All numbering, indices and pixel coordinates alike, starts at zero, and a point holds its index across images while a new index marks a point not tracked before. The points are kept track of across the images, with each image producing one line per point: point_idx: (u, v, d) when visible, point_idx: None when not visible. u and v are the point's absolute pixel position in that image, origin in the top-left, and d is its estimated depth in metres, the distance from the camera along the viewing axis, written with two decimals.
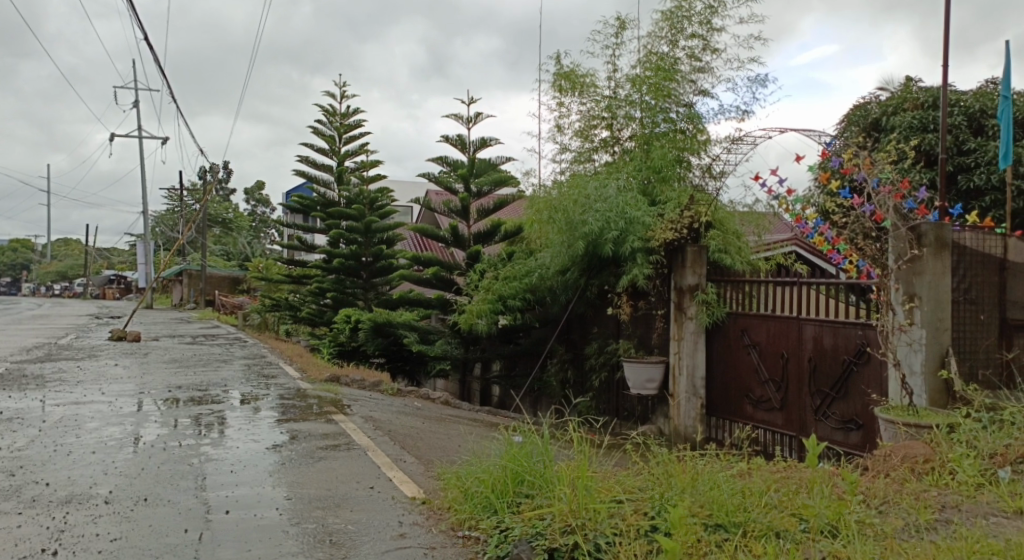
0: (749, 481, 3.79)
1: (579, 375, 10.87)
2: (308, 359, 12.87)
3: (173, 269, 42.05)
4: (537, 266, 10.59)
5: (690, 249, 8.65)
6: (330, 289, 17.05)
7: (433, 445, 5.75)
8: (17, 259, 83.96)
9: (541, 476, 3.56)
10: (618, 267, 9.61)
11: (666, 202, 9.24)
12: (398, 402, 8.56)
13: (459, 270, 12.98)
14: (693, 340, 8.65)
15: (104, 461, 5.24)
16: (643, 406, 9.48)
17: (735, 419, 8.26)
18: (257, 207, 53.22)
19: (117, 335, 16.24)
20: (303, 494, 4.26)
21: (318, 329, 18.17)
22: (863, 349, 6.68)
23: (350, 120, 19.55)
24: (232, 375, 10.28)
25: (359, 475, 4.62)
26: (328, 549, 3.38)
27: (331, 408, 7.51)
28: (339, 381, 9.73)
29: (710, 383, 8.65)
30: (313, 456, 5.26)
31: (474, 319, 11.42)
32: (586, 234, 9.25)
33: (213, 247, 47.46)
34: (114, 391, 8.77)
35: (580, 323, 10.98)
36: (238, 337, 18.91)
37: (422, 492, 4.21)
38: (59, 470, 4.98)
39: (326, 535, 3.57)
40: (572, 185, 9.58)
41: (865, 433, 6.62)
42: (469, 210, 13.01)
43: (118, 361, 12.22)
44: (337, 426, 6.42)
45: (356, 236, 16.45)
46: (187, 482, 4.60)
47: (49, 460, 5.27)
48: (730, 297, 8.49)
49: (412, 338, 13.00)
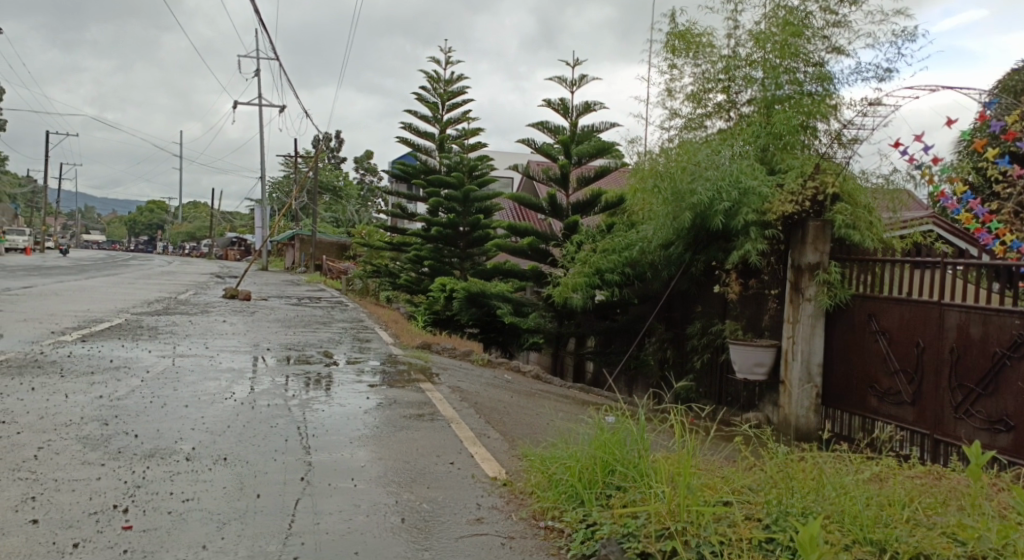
0: (886, 491, 3.22)
1: (679, 355, 10.27)
2: (404, 325, 12.84)
3: (286, 234, 43.77)
4: (639, 239, 10.01)
5: (812, 224, 7.86)
6: (428, 257, 17.11)
7: (522, 422, 5.41)
8: (150, 220, 90.18)
9: (636, 467, 3.11)
10: (729, 241, 8.91)
11: (787, 171, 8.44)
12: (489, 373, 8.28)
13: (555, 241, 12.52)
14: (811, 323, 7.91)
15: (194, 415, 5.19)
16: (750, 393, 8.81)
17: (857, 412, 7.50)
18: (366, 176, 54.54)
19: (228, 293, 16.82)
20: (381, 466, 3.99)
21: (417, 297, 18.25)
22: (1020, 341, 5.80)
23: (455, 87, 19.38)
24: (329, 337, 10.32)
25: (439, 450, 4.31)
26: (397, 530, 3.06)
27: (420, 375, 7.32)
28: (431, 349, 9.57)
29: (829, 371, 7.90)
30: (395, 425, 5.01)
31: (570, 292, 10.97)
32: (695, 205, 8.58)
33: (324, 214, 49.02)
34: (216, 346, 8.94)
35: (682, 301, 10.35)
36: (340, 300, 19.27)
37: (504, 472, 3.86)
38: (150, 422, 4.96)
39: (398, 512, 3.27)
40: (682, 151, 8.93)
41: (1017, 437, 5.79)
42: (570, 178, 12.51)
43: (226, 317, 12.59)
44: (423, 395, 6.17)
45: (454, 204, 16.23)
46: (266, 444, 4.43)
47: (143, 411, 5.28)
48: (857, 278, 7.67)
49: (506, 309, 12.68)
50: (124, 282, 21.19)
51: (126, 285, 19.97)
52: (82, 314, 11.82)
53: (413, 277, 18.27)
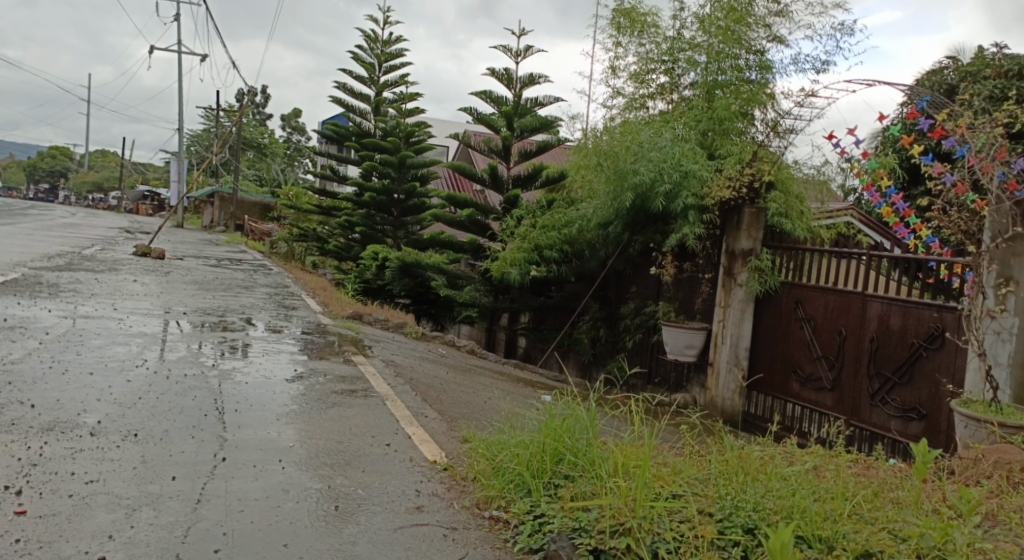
0: (826, 483, 3.25)
1: (612, 335, 10.34)
2: (332, 294, 12.46)
3: (205, 190, 41.95)
4: (579, 217, 10.02)
5: (748, 210, 7.98)
6: (360, 224, 16.64)
7: (461, 401, 5.28)
8: (55, 167, 84.76)
9: (586, 457, 3.03)
10: (667, 224, 8.96)
11: (726, 157, 8.53)
12: (422, 347, 8.11)
13: (495, 214, 12.34)
14: (740, 308, 8.05)
15: (100, 385, 4.82)
16: (679, 374, 8.94)
17: (777, 397, 7.68)
18: (293, 134, 52.70)
19: (142, 251, 15.94)
20: (310, 446, 3.78)
21: (345, 264, 17.79)
22: (937, 334, 6.04)
23: (392, 48, 18.80)
24: (252, 303, 9.88)
25: (374, 430, 4.14)
26: (327, 519, 2.88)
27: (352, 347, 7.07)
28: (361, 320, 9.29)
29: (754, 355, 8.06)
30: (326, 401, 4.77)
31: (507, 268, 10.85)
32: (636, 185, 8.57)
33: (247, 171, 47.15)
34: (128, 308, 8.40)
35: (618, 281, 10.40)
36: (263, 263, 18.58)
37: (444, 455, 3.72)
38: (50, 391, 4.57)
39: (329, 498, 3.09)
40: (624, 130, 8.87)
41: (928, 425, 6.05)
42: (511, 150, 12.33)
43: (137, 277, 11.89)
44: (356, 369, 5.94)
45: (388, 170, 15.80)
46: (183, 419, 4.14)
47: (42, 378, 4.87)
48: (786, 265, 7.82)
49: (441, 282, 12.47)
50: (22, 234, 19.75)
51: (25, 237, 18.62)
52: None
53: (343, 244, 17.78)
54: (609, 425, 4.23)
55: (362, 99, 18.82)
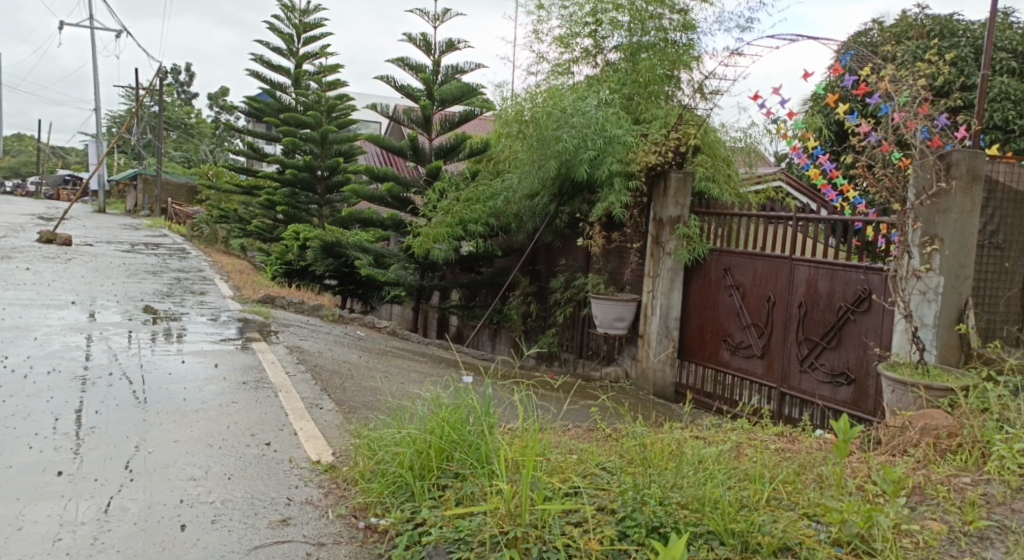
0: (745, 464, 2.99)
1: (543, 309, 10.05)
2: (249, 277, 11.79)
3: (126, 172, 39.96)
4: (503, 188, 9.65)
5: (674, 175, 7.70)
6: (281, 203, 15.88)
7: (366, 389, 4.87)
8: None
9: (477, 453, 2.69)
10: (594, 192, 8.67)
11: (650, 121, 8.27)
12: (338, 330, 7.64)
13: (417, 187, 11.84)
14: (670, 277, 7.82)
15: None
16: (610, 346, 8.71)
17: (707, 366, 7.49)
18: (221, 113, 50.55)
19: (45, 237, 14.85)
20: (172, 450, 3.29)
21: (270, 245, 17.03)
22: (864, 296, 5.88)
23: (311, 18, 17.94)
24: (155, 290, 9.19)
25: (255, 427, 3.68)
26: (170, 542, 2.43)
27: (257, 334, 6.56)
28: (274, 303, 8.74)
29: (684, 325, 7.85)
30: (207, 397, 4.26)
31: (432, 244, 10.43)
32: (560, 153, 8.26)
33: (172, 153, 45.03)
34: (9, 299, 7.63)
35: (548, 254, 10.12)
36: (182, 247, 17.62)
37: (330, 454, 3.32)
38: None
39: (176, 513, 2.64)
40: (547, 96, 8.50)
41: (857, 390, 5.90)
42: (432, 120, 11.83)
43: (33, 265, 10.99)
44: (253, 358, 5.45)
45: (310, 145, 15.14)
46: (27, 427, 3.57)
47: None
48: (715, 231, 7.58)
49: (365, 260, 11.96)
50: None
51: None
52: None
53: (265, 224, 16.97)
54: (517, 409, 3.90)
55: (281, 72, 17.94)
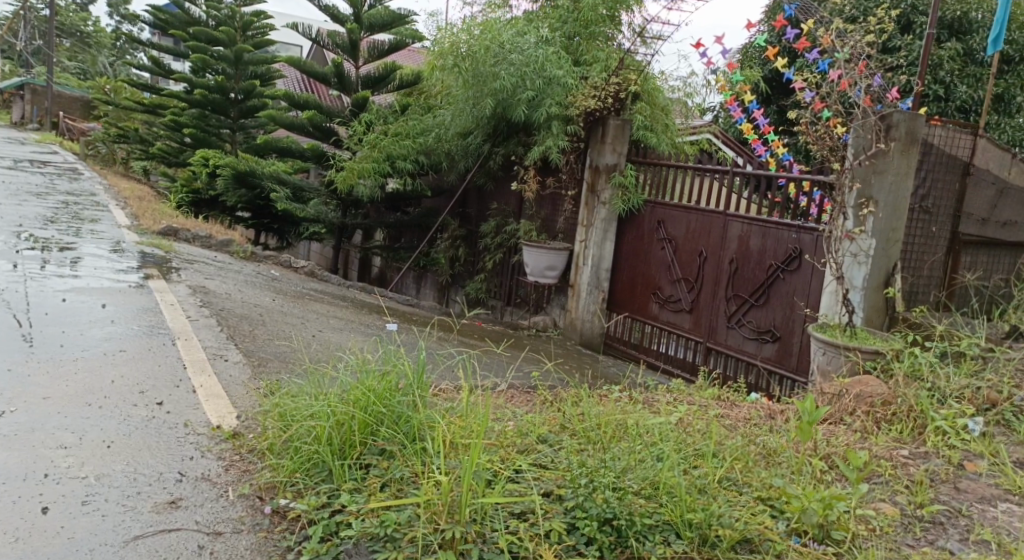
0: (692, 435, 2.80)
1: (472, 255, 9.73)
2: (151, 205, 10.89)
3: (14, 82, 36.57)
4: (435, 124, 9.18)
5: (612, 121, 7.41)
6: (190, 126, 14.77)
7: (281, 338, 4.51)
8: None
9: (407, 427, 2.42)
10: (530, 134, 8.32)
11: (592, 63, 7.93)
12: (249, 269, 7.10)
13: (342, 118, 11.13)
14: (602, 227, 7.59)
15: None
16: (538, 295, 8.49)
17: (636, 318, 7.34)
18: (124, 24, 46.78)
19: None
20: (39, 408, 2.83)
21: (175, 170, 15.89)
22: (795, 255, 5.75)
23: None
24: (40, 214, 8.29)
25: (145, 382, 3.24)
26: (22, 536, 2.02)
27: (157, 270, 5.97)
28: (178, 236, 8.04)
29: (615, 276, 7.66)
30: (91, 344, 3.74)
31: (355, 180, 9.87)
32: (497, 90, 7.83)
33: (69, 64, 41.51)
34: None
35: (479, 197, 9.76)
36: (77, 168, 16.19)
37: (229, 418, 2.94)
38: None
39: (38, 492, 2.23)
40: (485, 28, 7.99)
41: (781, 348, 5.80)
42: (359, 47, 11.09)
43: None
44: (150, 298, 4.92)
45: (223, 65, 14.05)
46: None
47: None
48: (649, 181, 7.34)
49: (282, 194, 11.26)
50: None
51: None
52: None
53: (170, 147, 15.77)
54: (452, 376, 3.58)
55: None
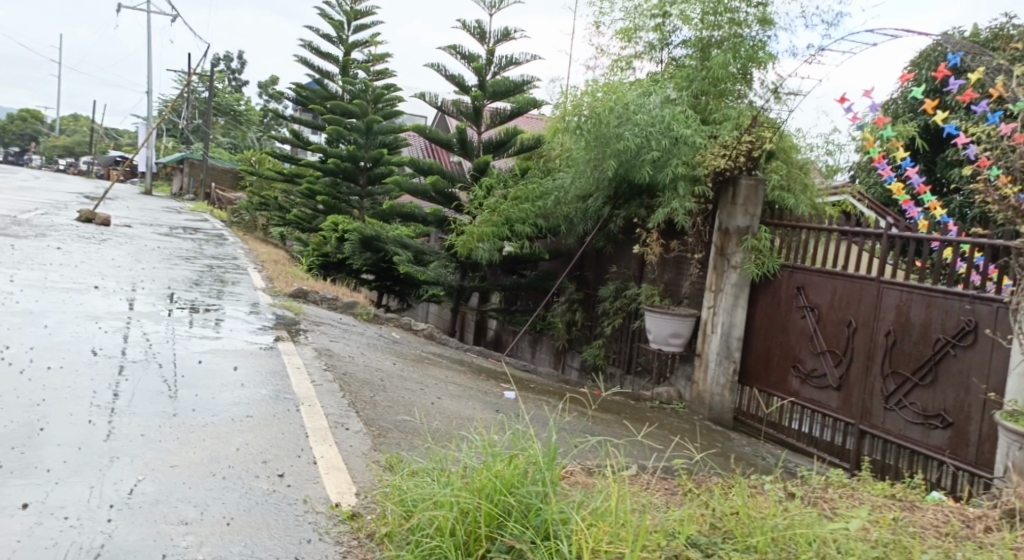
0: (879, 550, 2.34)
1: (590, 319, 9.43)
2: (283, 268, 11.37)
3: (174, 157, 40.36)
4: (555, 188, 9.10)
5: (744, 182, 7.02)
6: (322, 193, 15.52)
7: (401, 405, 4.37)
8: (29, 130, 82.72)
9: (535, 524, 2.17)
10: (654, 196, 8.04)
11: (721, 122, 7.63)
12: (372, 332, 7.14)
13: (462, 183, 11.33)
14: (734, 293, 7.11)
15: None
16: (662, 363, 8.05)
17: (774, 394, 6.74)
18: (270, 102, 50.90)
19: (85, 216, 14.64)
20: (166, 478, 2.75)
21: (307, 235, 16.69)
22: (968, 328, 5.08)
23: (362, 7, 17.84)
24: (186, 277, 8.76)
25: (268, 452, 3.13)
26: None
27: (284, 332, 6.08)
28: (306, 298, 8.26)
29: (748, 346, 7.11)
30: (220, 409, 3.71)
31: (475, 243, 9.91)
32: (620, 152, 7.64)
33: (221, 139, 45.40)
34: (27, 279, 7.13)
35: (598, 260, 9.52)
36: (221, 233, 17.34)
37: (348, 496, 2.76)
38: None
39: None
40: (609, 90, 7.90)
41: (955, 436, 5.08)
42: (482, 113, 11.31)
43: (66, 243, 10.67)
44: (278, 361, 4.94)
45: (354, 135, 14.75)
46: (1, 437, 2.97)
47: None
48: (786, 244, 6.84)
49: (404, 257, 11.48)
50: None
51: None
52: None
53: (304, 213, 16.63)
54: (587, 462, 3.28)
55: (330, 60, 17.67)
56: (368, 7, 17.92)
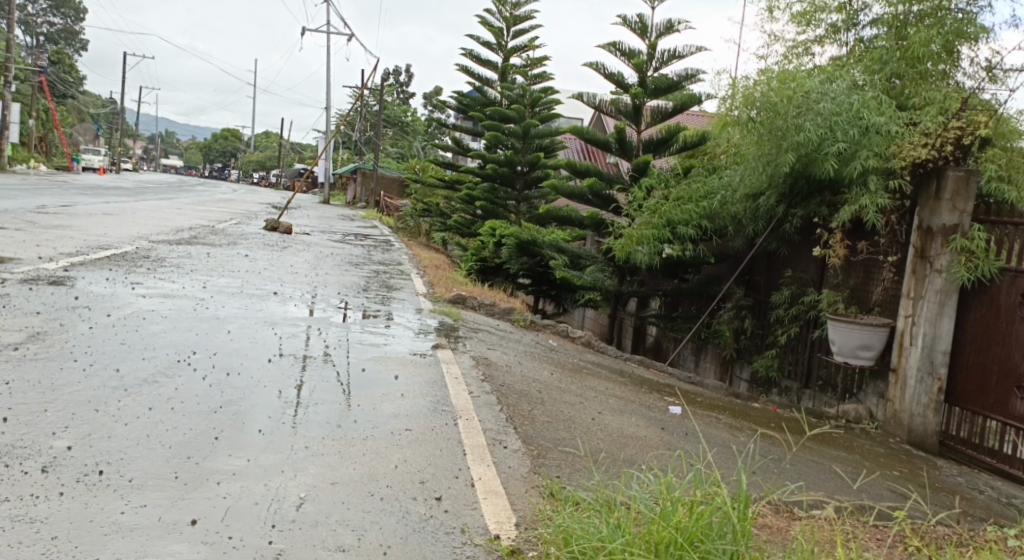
0: None
1: (761, 327, 8.73)
2: (444, 273, 11.54)
3: (348, 167, 43.01)
4: (722, 187, 8.51)
5: (951, 174, 6.12)
6: (481, 198, 15.75)
7: (560, 421, 4.11)
8: (227, 147, 91.84)
9: None
10: (837, 192, 7.23)
11: (921, 107, 6.74)
12: (529, 339, 6.98)
13: (621, 184, 10.96)
14: (939, 301, 6.20)
15: (119, 378, 3.84)
16: (847, 378, 7.23)
17: (993, 418, 5.78)
18: (435, 111, 53.01)
19: (270, 224, 15.77)
20: (326, 497, 2.64)
21: (467, 240, 16.99)
22: None
23: (521, 12, 17.94)
24: (355, 283, 9.06)
25: (426, 471, 2.97)
26: None
27: (442, 339, 6.04)
28: (465, 304, 8.25)
29: (956, 362, 6.17)
30: (382, 421, 3.63)
31: (634, 246, 9.50)
32: (799, 145, 6.95)
33: (390, 149, 47.81)
34: (216, 285, 7.63)
35: (769, 264, 8.80)
36: (387, 239, 18.09)
37: (507, 527, 2.52)
38: (51, 382, 3.60)
39: None
40: (785, 78, 7.23)
41: None
42: (643, 111, 10.88)
43: (250, 250, 11.43)
44: (439, 370, 4.86)
45: (513, 139, 14.79)
46: (178, 445, 3.00)
47: (60, 365, 3.93)
48: (1006, 244, 5.85)
49: (561, 261, 11.28)
50: (169, 207, 20.45)
51: (170, 210, 19.15)
52: (97, 235, 10.75)
53: (464, 219, 16.95)
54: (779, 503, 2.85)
55: (489, 68, 17.92)
56: (527, 12, 17.99)
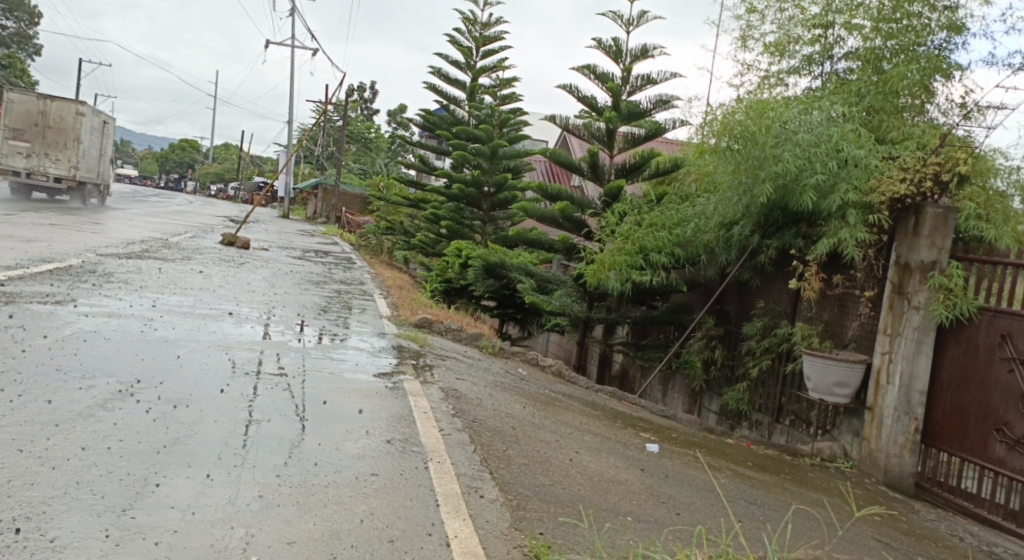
0: None
1: (732, 358, 8.57)
2: (408, 294, 11.19)
3: (309, 182, 42.32)
4: (696, 215, 8.36)
5: (929, 210, 6.03)
6: (446, 218, 15.46)
7: (537, 463, 3.82)
8: (184, 157, 90.01)
9: None
10: (813, 225, 7.10)
11: (899, 141, 6.68)
12: (499, 367, 6.67)
13: (593, 209, 10.79)
14: (916, 339, 6.07)
15: (49, 411, 3.43)
16: (821, 414, 7.07)
17: (970, 461, 5.65)
18: (398, 128, 52.68)
19: (226, 239, 15.23)
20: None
21: (431, 259, 16.65)
22: None
23: (491, 33, 17.80)
24: (315, 303, 8.65)
25: (396, 527, 2.64)
26: None
27: (408, 367, 5.71)
28: (430, 328, 7.92)
29: (933, 401, 6.04)
30: (344, 463, 3.28)
31: (605, 273, 9.28)
32: (778, 175, 6.81)
33: (352, 165, 47.26)
34: (167, 303, 7.16)
35: (741, 294, 8.67)
36: (348, 257, 17.65)
37: None
38: None
39: None
40: (763, 107, 7.13)
41: None
42: (615, 136, 10.74)
43: (205, 266, 10.93)
44: (405, 403, 4.52)
45: (481, 159, 14.55)
46: (112, 495, 2.62)
47: None
48: (984, 284, 5.76)
49: (529, 285, 11.02)
50: (121, 218, 19.67)
51: (121, 221, 18.39)
52: (39, 247, 10.14)
53: (428, 238, 16.62)
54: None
55: (457, 86, 17.72)
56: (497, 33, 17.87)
